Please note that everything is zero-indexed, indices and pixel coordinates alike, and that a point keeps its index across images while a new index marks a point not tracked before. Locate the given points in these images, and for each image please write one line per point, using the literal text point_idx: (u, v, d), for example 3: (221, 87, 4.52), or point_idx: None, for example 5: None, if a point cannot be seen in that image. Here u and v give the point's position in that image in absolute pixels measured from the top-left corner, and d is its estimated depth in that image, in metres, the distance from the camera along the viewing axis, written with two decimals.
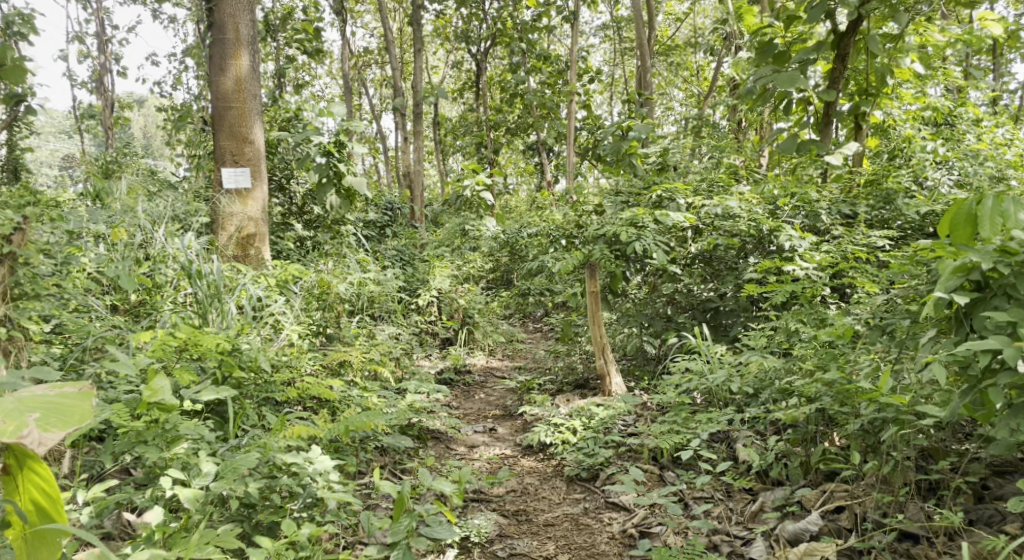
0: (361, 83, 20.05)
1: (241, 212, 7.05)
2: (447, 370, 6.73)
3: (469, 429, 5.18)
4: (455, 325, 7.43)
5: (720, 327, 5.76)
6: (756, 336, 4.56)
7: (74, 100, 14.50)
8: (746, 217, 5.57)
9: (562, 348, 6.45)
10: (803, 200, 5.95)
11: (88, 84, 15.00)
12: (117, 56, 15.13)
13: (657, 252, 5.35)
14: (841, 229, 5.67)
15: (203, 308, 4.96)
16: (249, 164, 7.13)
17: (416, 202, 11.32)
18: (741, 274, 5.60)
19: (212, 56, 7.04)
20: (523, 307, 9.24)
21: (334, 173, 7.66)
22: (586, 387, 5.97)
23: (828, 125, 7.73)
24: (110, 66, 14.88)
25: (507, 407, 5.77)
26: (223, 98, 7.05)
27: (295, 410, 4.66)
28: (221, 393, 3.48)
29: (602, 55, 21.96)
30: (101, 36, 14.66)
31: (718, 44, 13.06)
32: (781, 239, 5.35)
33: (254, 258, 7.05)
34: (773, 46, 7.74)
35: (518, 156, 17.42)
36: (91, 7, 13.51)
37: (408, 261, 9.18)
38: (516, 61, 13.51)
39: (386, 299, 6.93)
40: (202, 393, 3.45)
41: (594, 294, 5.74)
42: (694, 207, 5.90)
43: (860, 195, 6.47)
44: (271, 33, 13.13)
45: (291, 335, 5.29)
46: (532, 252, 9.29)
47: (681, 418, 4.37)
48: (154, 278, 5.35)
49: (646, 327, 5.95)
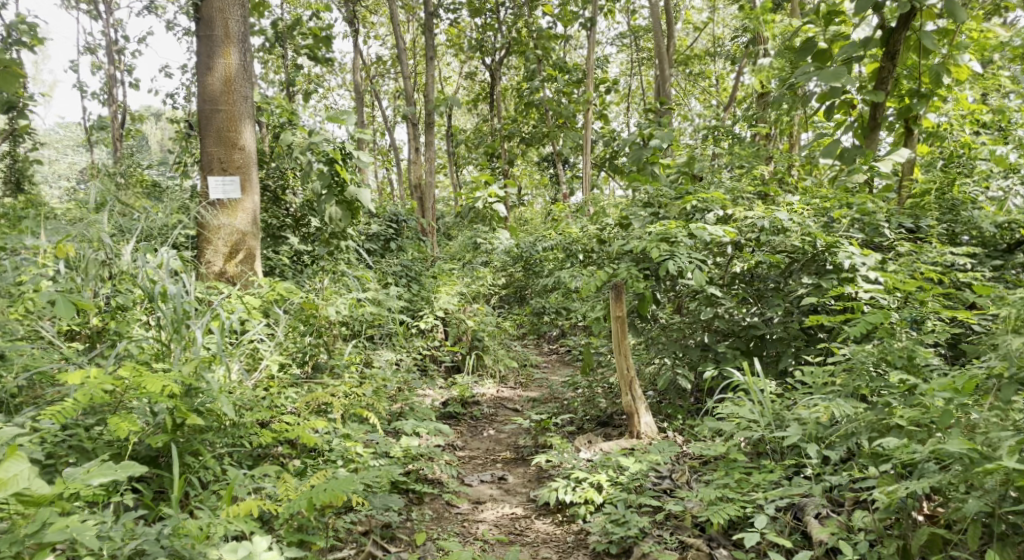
0: (376, 94, 19.45)
1: (228, 225, 6.35)
2: (452, 402, 5.98)
3: (475, 479, 4.47)
4: (461, 350, 6.70)
5: (769, 358, 4.97)
6: (821, 375, 3.80)
7: (83, 112, 13.95)
8: (798, 231, 4.83)
9: (583, 380, 5.72)
10: (863, 212, 5.18)
11: (99, 96, 14.49)
12: (129, 67, 14.63)
13: (693, 272, 4.65)
14: (908, 246, 4.91)
15: (167, 334, 4.25)
16: (239, 173, 6.42)
17: (427, 216, 10.64)
18: (792, 297, 4.86)
19: (199, 55, 6.37)
20: (538, 327, 8.50)
21: (335, 183, 6.97)
22: (610, 425, 5.24)
23: (876, 130, 6.94)
24: (120, 77, 14.35)
25: (520, 450, 5.04)
26: (211, 100, 6.37)
27: (273, 458, 3.96)
28: (118, 475, 2.82)
29: (617, 66, 21.28)
30: (112, 47, 14.15)
31: (740, 52, 12.35)
32: (839, 256, 4.55)
33: (243, 276, 6.35)
34: (814, 43, 6.94)
35: (533, 167, 16.73)
36: (101, 17, 12.99)
37: (414, 278, 8.47)
38: (532, 69, 12.81)
39: (386, 321, 6.23)
40: (93, 475, 2.81)
41: (618, 319, 5.02)
42: (733, 219, 5.14)
43: (921, 206, 5.70)
44: (279, 42, 12.51)
45: (271, 367, 4.61)
46: (550, 268, 8.55)
47: (733, 478, 3.65)
48: (116, 301, 4.67)
49: (680, 357, 5.14)
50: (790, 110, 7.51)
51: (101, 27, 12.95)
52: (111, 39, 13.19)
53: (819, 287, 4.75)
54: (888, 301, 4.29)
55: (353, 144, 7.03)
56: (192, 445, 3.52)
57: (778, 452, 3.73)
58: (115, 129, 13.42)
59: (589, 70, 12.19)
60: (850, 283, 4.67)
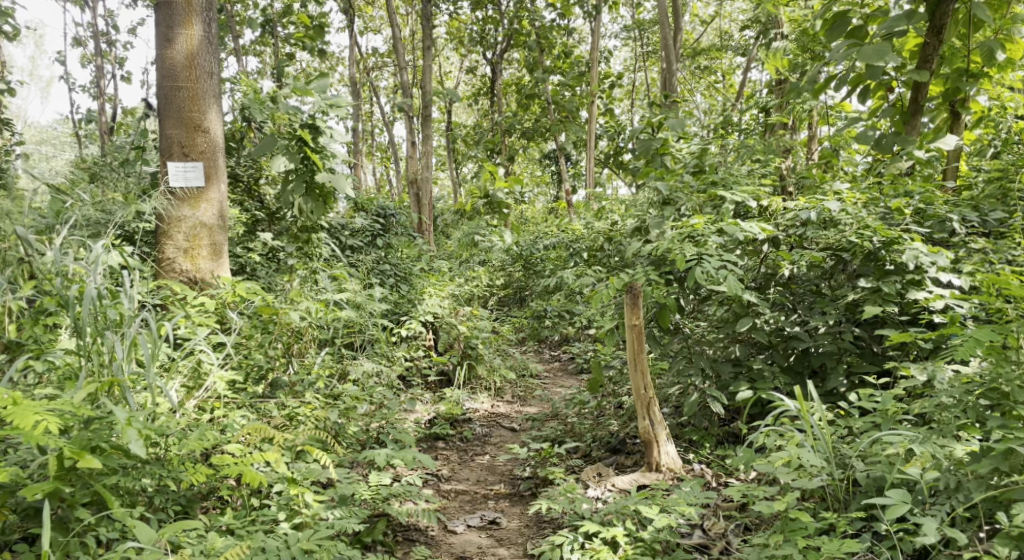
0: (374, 89, 18.68)
1: (190, 216, 5.50)
2: (439, 420, 5.21)
3: (460, 524, 3.74)
4: (450, 360, 5.92)
5: (812, 375, 4.19)
6: (895, 404, 3.07)
7: (70, 105, 13.18)
8: (853, 226, 4.08)
9: (592, 398, 4.95)
10: (928, 202, 4.45)
11: (85, 89, 13.74)
12: (119, 58, 13.87)
13: (727, 275, 3.89)
14: (980, 243, 4.14)
15: (83, 347, 3.45)
16: (203, 159, 5.57)
17: (421, 211, 9.83)
18: (843, 303, 4.09)
19: (157, 25, 5.49)
20: (538, 332, 7.70)
21: (306, 166, 5.94)
22: (623, 452, 4.47)
23: (918, 115, 5.74)
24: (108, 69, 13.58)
25: (517, 483, 4.27)
26: (169, 76, 5.49)
27: (211, 508, 3.23)
28: None
29: (620, 63, 20.43)
30: (100, 38, 13.41)
31: (750, 46, 11.54)
32: (904, 256, 3.81)
33: (207, 274, 5.50)
34: (846, 19, 5.67)
35: (535, 163, 15.94)
36: (88, 6, 12.21)
37: (403, 278, 7.69)
38: (534, 61, 11.99)
39: (366, 327, 5.46)
40: None
41: (636, 329, 4.21)
42: (769, 212, 4.40)
43: (985, 198, 4.88)
44: (270, 31, 11.70)
45: (218, 385, 3.85)
46: (554, 268, 7.76)
47: (787, 537, 2.91)
48: (35, 307, 3.88)
49: (709, 375, 4.31)
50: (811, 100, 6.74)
51: (89, 16, 12.17)
52: (99, 29, 12.40)
53: (876, 292, 3.98)
54: (966, 306, 3.63)
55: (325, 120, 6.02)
56: (89, 494, 2.76)
57: (840, 504, 3.06)
58: (103, 123, 12.62)
59: (593, 62, 11.39)
60: (914, 287, 3.93)
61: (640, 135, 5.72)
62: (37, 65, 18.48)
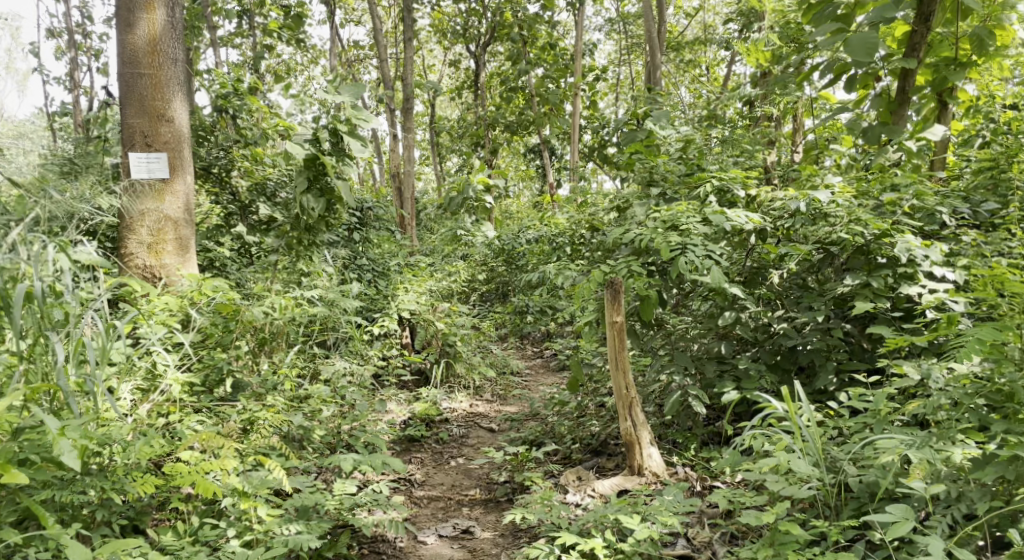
0: (357, 82, 18.36)
1: (154, 210, 5.21)
2: (414, 421, 5.00)
3: (431, 535, 3.56)
4: (426, 358, 5.71)
5: (802, 374, 4.01)
6: (888, 405, 2.91)
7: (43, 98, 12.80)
8: (844, 218, 3.92)
9: (573, 397, 4.75)
10: (920, 195, 4.25)
11: (59, 82, 13.37)
12: (93, 50, 13.50)
13: (712, 266, 3.72)
14: (973, 237, 3.98)
15: (24, 351, 3.22)
16: (168, 149, 5.28)
17: (401, 205, 9.58)
18: (834, 297, 3.92)
19: (117, 8, 5.20)
20: (520, 328, 7.48)
21: (315, 165, 5.50)
22: (604, 455, 4.29)
23: (905, 105, 5.51)
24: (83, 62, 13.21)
25: (493, 488, 4.08)
26: (131, 63, 5.20)
27: (161, 522, 3.02)
28: None
29: (605, 56, 20.18)
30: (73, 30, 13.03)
31: (735, 38, 11.31)
32: (897, 249, 3.64)
33: (172, 270, 5.22)
34: (833, 5, 5.36)
35: (518, 157, 15.71)
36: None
37: (380, 274, 7.44)
38: (517, 52, 11.74)
39: (338, 324, 5.24)
40: None
41: (617, 326, 4.01)
42: (758, 201, 4.26)
43: (977, 189, 4.70)
44: (247, 21, 11.38)
45: (174, 389, 3.62)
46: (535, 263, 7.55)
47: (774, 549, 2.73)
48: None
49: (694, 374, 4.13)
50: (796, 92, 6.60)
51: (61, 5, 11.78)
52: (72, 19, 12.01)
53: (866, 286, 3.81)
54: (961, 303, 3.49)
55: (349, 126, 5.53)
56: (15, 513, 2.63)
57: (830, 511, 2.89)
58: (77, 116, 12.26)
59: (577, 55, 11.13)
60: (906, 281, 3.76)
61: (624, 127, 5.52)
62: (11, 58, 18.01)
